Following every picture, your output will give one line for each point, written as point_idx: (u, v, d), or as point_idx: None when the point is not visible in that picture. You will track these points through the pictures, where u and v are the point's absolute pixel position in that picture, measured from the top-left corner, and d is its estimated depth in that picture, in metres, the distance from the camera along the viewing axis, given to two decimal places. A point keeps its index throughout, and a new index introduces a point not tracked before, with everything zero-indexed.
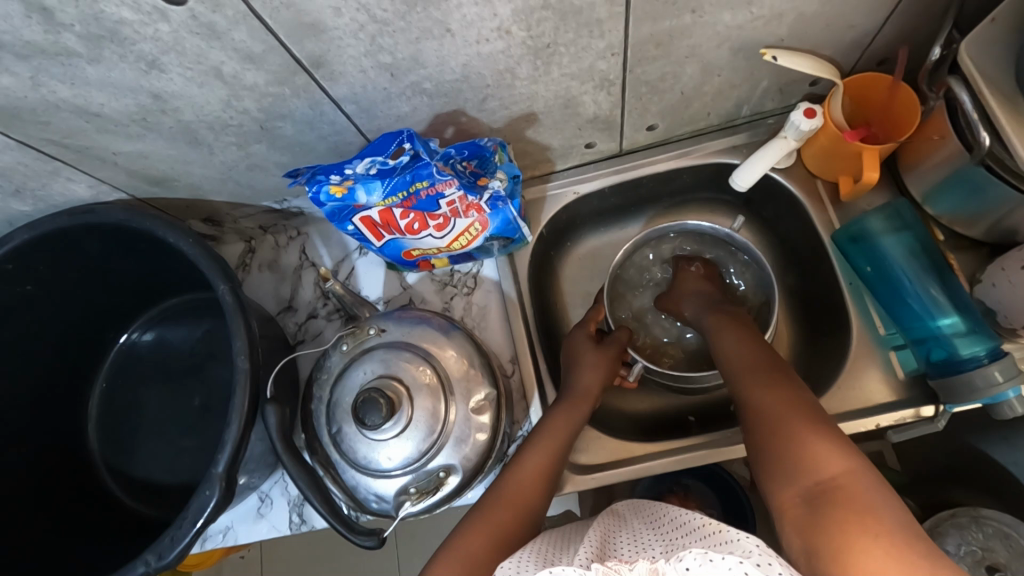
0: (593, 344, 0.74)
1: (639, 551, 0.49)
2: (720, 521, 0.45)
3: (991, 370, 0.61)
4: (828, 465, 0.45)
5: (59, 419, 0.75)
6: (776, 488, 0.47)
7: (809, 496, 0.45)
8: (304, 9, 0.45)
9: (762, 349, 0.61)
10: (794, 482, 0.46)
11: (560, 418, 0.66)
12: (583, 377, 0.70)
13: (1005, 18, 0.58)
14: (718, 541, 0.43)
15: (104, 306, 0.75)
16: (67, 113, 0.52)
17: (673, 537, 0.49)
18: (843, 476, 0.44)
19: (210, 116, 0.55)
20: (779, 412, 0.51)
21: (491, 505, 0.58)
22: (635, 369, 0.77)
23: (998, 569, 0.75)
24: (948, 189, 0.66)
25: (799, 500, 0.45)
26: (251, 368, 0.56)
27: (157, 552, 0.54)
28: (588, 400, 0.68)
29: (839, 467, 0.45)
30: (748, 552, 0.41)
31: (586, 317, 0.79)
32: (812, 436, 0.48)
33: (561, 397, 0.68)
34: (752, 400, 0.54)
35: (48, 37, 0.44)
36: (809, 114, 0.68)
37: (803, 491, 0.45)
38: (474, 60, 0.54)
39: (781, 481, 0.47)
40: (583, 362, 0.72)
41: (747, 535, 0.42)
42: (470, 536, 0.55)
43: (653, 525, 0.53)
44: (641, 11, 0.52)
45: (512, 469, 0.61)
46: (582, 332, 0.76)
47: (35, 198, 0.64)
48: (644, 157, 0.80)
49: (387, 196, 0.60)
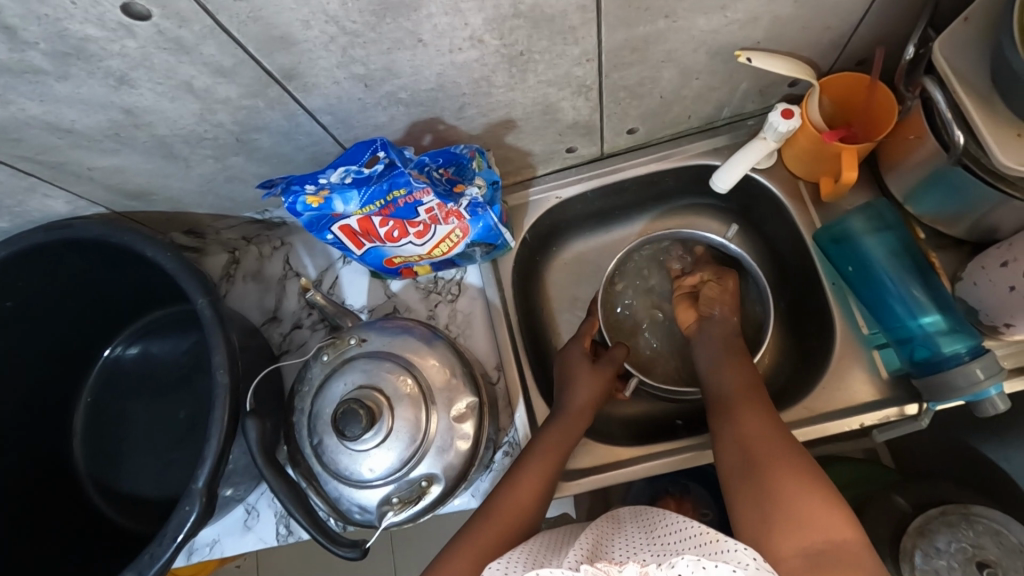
0: (589, 363, 0.73)
1: (633, 554, 0.49)
2: (717, 530, 0.45)
3: (972, 367, 0.60)
4: (835, 526, 0.46)
5: (42, 436, 0.74)
6: (774, 533, 0.47)
7: (806, 550, 0.45)
8: (273, 22, 0.45)
9: (756, 388, 0.61)
10: (796, 532, 0.46)
11: (550, 439, 0.65)
12: (578, 393, 0.70)
13: (978, 19, 0.58)
14: (714, 551, 0.44)
15: (87, 320, 0.75)
16: (39, 130, 0.52)
17: (669, 543, 0.48)
18: (847, 542, 0.45)
19: (185, 129, 0.55)
20: (773, 455, 0.52)
21: (479, 526, 0.57)
22: (630, 383, 0.78)
23: (989, 565, 0.75)
24: (931, 187, 0.66)
25: (798, 553, 0.45)
26: (231, 382, 0.56)
27: (138, 568, 0.53)
28: (584, 417, 0.68)
29: (845, 530, 0.46)
30: (743, 563, 0.42)
31: (580, 331, 0.78)
32: (812, 485, 0.49)
33: (557, 417, 0.68)
34: (743, 441, 0.55)
35: (13, 55, 0.43)
36: (786, 114, 0.68)
37: (805, 544, 0.45)
38: (449, 70, 0.54)
39: (781, 529, 0.47)
40: (578, 378, 0.71)
41: (744, 546, 0.43)
42: (458, 557, 0.54)
43: (647, 528, 0.53)
44: (614, 17, 0.52)
45: (508, 487, 0.60)
46: (578, 349, 0.75)
47: (12, 215, 0.64)
48: (624, 160, 0.80)
49: (364, 205, 0.59)
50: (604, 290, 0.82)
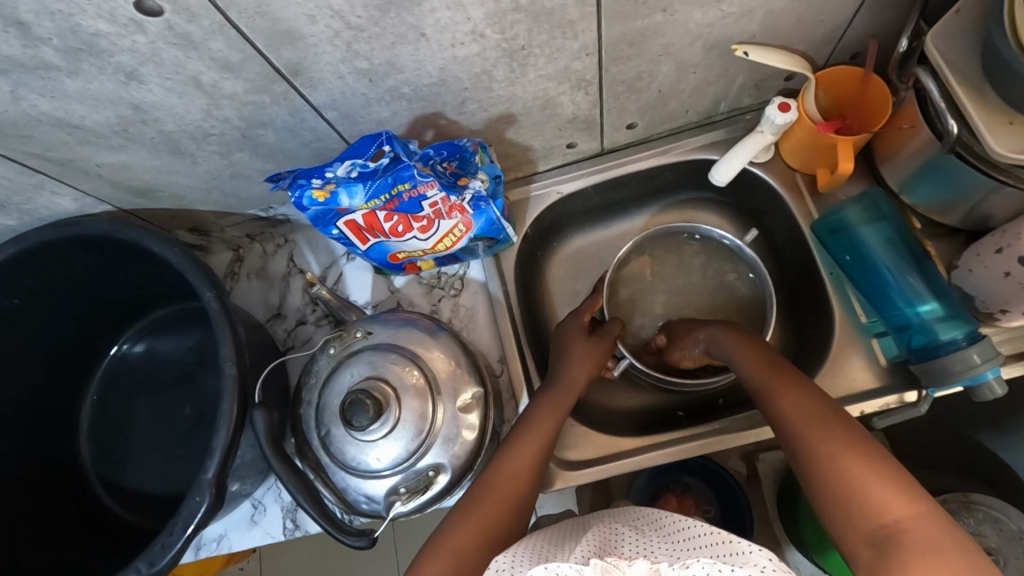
0: (585, 337, 0.74)
1: (643, 549, 0.49)
2: (730, 531, 0.46)
3: (968, 353, 0.61)
4: (891, 505, 0.43)
5: (50, 436, 0.75)
6: (841, 527, 0.44)
7: (870, 535, 0.42)
8: (279, 17, 0.45)
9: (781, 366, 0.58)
10: (858, 523, 0.43)
11: (546, 414, 0.65)
12: (570, 369, 0.70)
13: (969, 9, 0.60)
14: (729, 552, 0.44)
15: (93, 318, 0.76)
16: (49, 126, 0.52)
17: (678, 541, 0.49)
18: (909, 520, 0.42)
19: (192, 125, 0.56)
20: (812, 431, 0.50)
21: (476, 506, 0.56)
22: (620, 363, 0.77)
23: (990, 553, 0.75)
24: (925, 177, 0.67)
25: (863, 540, 0.42)
26: (239, 374, 0.57)
27: (148, 559, 0.54)
28: (574, 393, 0.68)
29: (906, 509, 0.42)
30: (759, 564, 0.41)
31: (582, 307, 0.79)
32: (863, 465, 0.46)
33: (547, 390, 0.68)
34: (784, 422, 0.53)
35: (26, 51, 0.44)
36: (783, 107, 0.69)
37: (869, 533, 0.42)
38: (451, 64, 0.55)
39: (843, 521, 0.44)
40: (571, 355, 0.71)
41: (759, 547, 0.43)
42: (457, 532, 0.54)
43: (656, 528, 0.53)
44: (613, 11, 0.53)
45: (498, 463, 0.60)
46: (575, 323, 0.76)
47: (21, 213, 0.65)
48: (624, 156, 0.81)
49: (369, 199, 0.60)
50: (611, 271, 0.83)
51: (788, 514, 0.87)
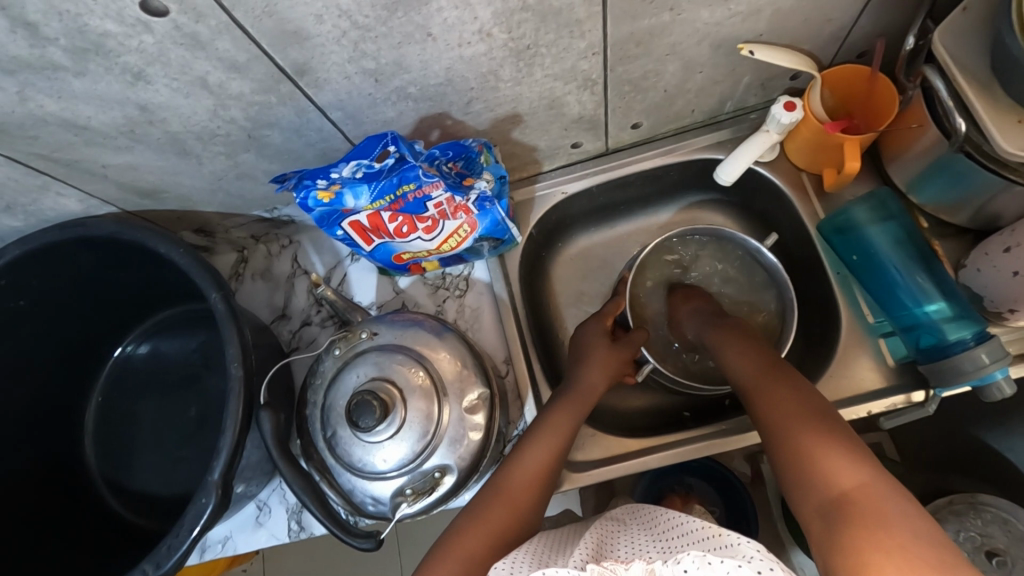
0: (606, 341, 0.73)
1: (638, 552, 0.49)
2: (720, 525, 0.45)
3: (978, 353, 0.60)
4: (844, 477, 0.44)
5: (54, 437, 0.75)
6: (800, 499, 0.46)
7: (823, 504, 0.43)
8: (286, 17, 0.45)
9: (769, 361, 0.59)
10: (812, 496, 0.45)
11: (561, 415, 0.65)
12: (586, 375, 0.69)
13: (976, 8, 0.59)
14: (719, 545, 0.43)
15: (98, 319, 0.76)
16: (56, 127, 0.52)
17: (672, 538, 0.48)
18: (854, 488, 0.43)
19: (198, 126, 0.56)
20: (787, 419, 0.51)
21: (487, 508, 0.56)
22: (642, 369, 0.76)
23: (998, 553, 0.74)
24: (933, 176, 0.67)
25: (816, 512, 0.44)
26: (244, 375, 0.56)
27: (155, 560, 0.53)
28: (591, 399, 0.67)
29: (853, 480, 0.43)
30: (747, 555, 0.40)
31: (604, 311, 0.78)
32: (830, 447, 0.47)
33: (563, 395, 0.67)
34: (771, 425, 0.52)
35: (34, 51, 0.44)
36: (789, 107, 0.69)
37: (822, 503, 0.44)
38: (457, 64, 0.55)
39: (803, 496, 0.46)
40: (592, 359, 0.70)
41: (749, 539, 0.41)
42: (469, 535, 0.54)
43: (652, 527, 0.53)
44: (619, 10, 0.53)
45: (507, 468, 0.60)
46: (597, 326, 0.75)
47: (26, 214, 0.65)
48: (629, 155, 0.81)
49: (374, 200, 0.60)
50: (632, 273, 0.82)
51: (786, 515, 0.87)
